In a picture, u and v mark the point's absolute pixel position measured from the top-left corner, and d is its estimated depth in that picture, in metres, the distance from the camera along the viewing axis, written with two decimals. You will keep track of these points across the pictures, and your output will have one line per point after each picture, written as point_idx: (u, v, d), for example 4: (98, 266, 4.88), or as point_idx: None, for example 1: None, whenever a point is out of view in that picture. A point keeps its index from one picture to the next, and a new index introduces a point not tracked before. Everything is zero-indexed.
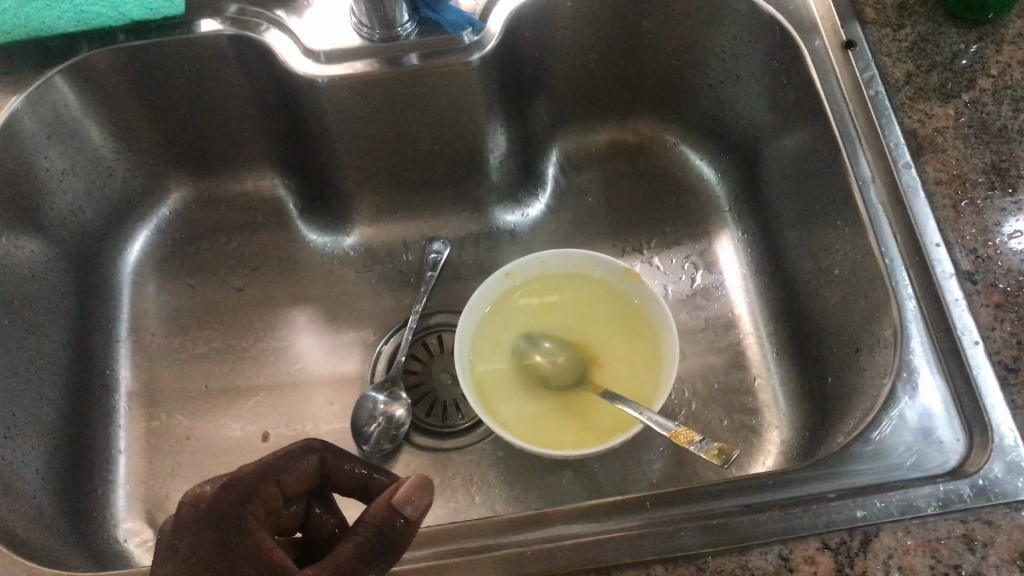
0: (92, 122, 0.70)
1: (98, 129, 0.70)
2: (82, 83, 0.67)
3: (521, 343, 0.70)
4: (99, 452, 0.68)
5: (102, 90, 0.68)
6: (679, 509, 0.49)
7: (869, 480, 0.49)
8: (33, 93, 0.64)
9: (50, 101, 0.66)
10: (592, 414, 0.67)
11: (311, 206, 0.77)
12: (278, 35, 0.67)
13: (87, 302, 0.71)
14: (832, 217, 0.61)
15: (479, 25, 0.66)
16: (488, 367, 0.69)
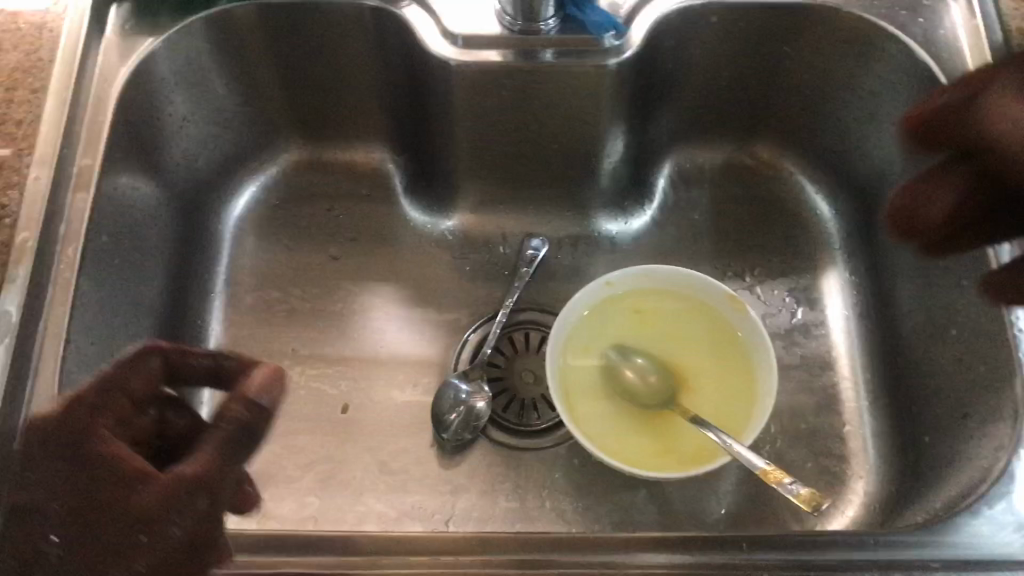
0: (224, 77, 0.69)
1: (228, 85, 0.69)
2: (224, 35, 0.66)
3: (613, 352, 0.68)
4: (183, 400, 0.68)
5: (240, 45, 0.67)
6: (776, 554, 0.48)
7: (970, 555, 0.48)
8: (172, 37, 0.64)
9: (186, 48, 0.65)
10: (677, 437, 0.66)
11: (417, 185, 0.77)
12: (417, 11, 0.64)
13: (186, 250, 0.71)
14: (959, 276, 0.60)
15: (622, 30, 0.64)
16: (579, 374, 0.68)
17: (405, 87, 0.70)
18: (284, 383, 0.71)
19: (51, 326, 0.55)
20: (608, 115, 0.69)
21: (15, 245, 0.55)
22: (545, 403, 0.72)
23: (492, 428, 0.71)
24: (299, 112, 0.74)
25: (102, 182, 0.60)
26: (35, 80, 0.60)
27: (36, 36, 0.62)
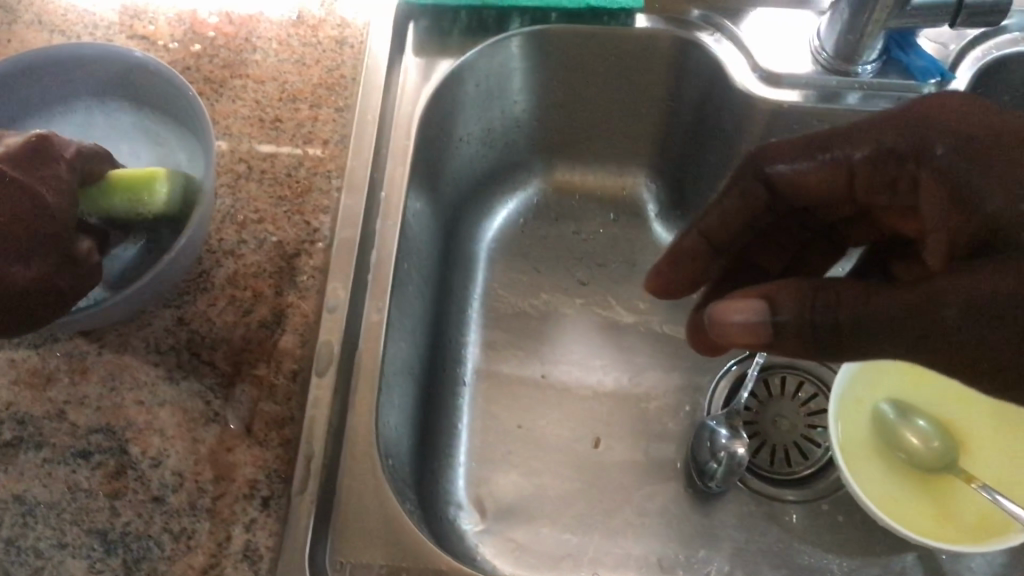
0: (520, 98, 0.68)
1: (520, 105, 0.68)
2: (536, 53, 0.64)
3: (893, 409, 0.65)
4: (441, 425, 0.68)
5: (543, 66, 0.65)
6: None
7: None
8: (484, 51, 0.62)
9: (492, 66, 0.63)
10: (959, 505, 0.62)
11: (672, 213, 0.75)
12: (729, 46, 0.62)
13: (448, 270, 0.70)
14: None
15: (945, 79, 0.59)
16: (854, 432, 0.65)
17: (688, 119, 0.67)
18: (535, 415, 0.70)
19: None
20: None
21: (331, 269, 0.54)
22: (799, 451, 0.69)
23: (748, 476, 0.68)
24: (564, 135, 0.72)
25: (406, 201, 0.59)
26: (340, 98, 0.59)
27: (338, 52, 0.61)
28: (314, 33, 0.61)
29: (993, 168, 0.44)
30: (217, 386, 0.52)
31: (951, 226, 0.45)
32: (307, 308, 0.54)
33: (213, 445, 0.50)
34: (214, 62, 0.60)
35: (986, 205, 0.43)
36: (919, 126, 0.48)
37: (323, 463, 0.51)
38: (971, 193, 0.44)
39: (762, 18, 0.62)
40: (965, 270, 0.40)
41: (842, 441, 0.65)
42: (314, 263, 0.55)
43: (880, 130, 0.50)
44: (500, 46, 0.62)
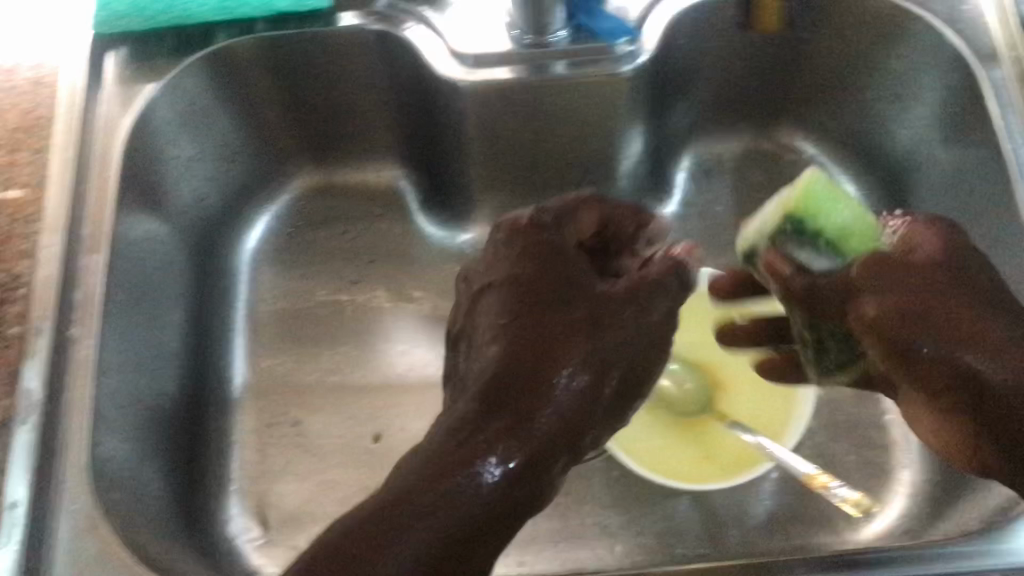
0: (226, 116, 0.66)
1: (228, 120, 0.67)
2: (222, 75, 0.64)
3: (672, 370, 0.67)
4: (211, 447, 0.67)
5: (230, 77, 0.64)
6: None
7: None
8: (172, 79, 0.62)
9: (186, 90, 0.63)
10: (717, 446, 0.65)
11: (433, 200, 0.75)
12: (422, 31, 0.62)
13: (201, 291, 0.69)
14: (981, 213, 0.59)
15: (635, 35, 0.61)
16: None
17: (414, 105, 0.67)
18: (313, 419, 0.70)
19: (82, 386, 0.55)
20: (625, 113, 0.66)
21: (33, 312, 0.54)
22: None
23: None
24: (308, 139, 0.72)
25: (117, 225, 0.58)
26: (39, 139, 0.59)
27: (36, 92, 0.61)
28: (11, 78, 0.62)
29: (899, 290, 0.47)
30: None
31: (437, 451, 0.40)
32: (10, 355, 0.53)
33: None
34: None
35: (580, 425, 0.42)
36: (564, 271, 0.47)
37: (35, 505, 0.50)
38: (866, 295, 0.48)
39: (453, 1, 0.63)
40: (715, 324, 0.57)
41: None
42: (18, 309, 0.54)
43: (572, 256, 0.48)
44: (185, 71, 0.62)
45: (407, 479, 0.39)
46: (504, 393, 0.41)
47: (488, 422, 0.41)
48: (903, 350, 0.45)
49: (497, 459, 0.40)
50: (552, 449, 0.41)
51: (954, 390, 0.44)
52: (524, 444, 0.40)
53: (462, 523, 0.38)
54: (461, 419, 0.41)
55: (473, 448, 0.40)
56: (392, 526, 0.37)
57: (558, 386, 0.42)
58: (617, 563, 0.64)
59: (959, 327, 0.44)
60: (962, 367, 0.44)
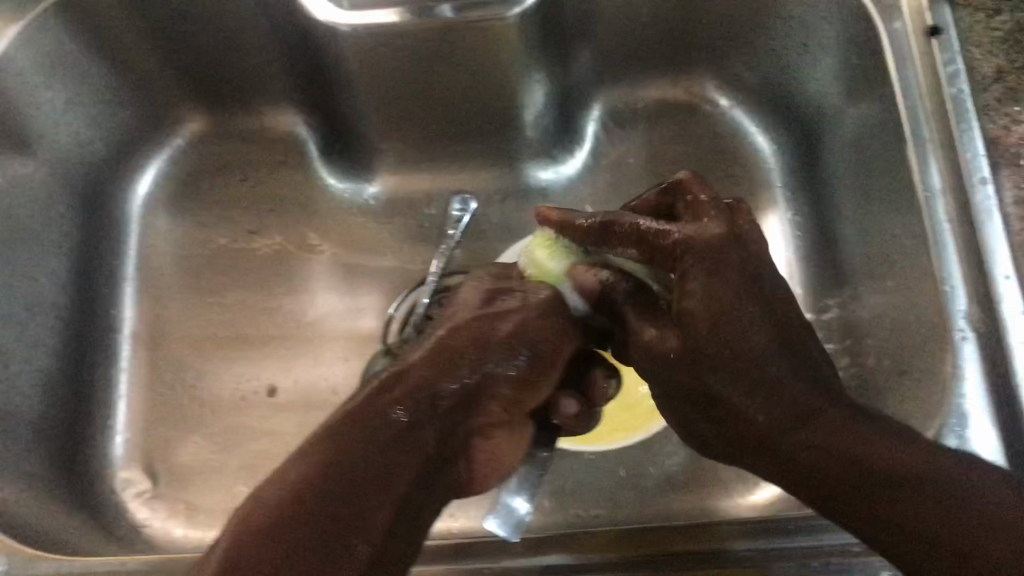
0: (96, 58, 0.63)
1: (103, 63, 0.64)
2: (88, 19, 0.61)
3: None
4: (100, 399, 0.66)
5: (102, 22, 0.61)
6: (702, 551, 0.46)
7: None
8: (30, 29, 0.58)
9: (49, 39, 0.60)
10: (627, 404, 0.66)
11: (332, 149, 0.72)
12: None
13: (88, 241, 0.67)
14: (892, 185, 0.56)
15: None
16: None
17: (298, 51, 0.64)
18: (206, 372, 0.68)
19: None
20: (517, 62, 0.63)
21: None
22: None
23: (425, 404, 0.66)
24: (199, 86, 0.68)
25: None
26: None
27: None
28: None
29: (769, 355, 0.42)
30: None
31: (321, 465, 0.39)
32: None
33: None
34: None
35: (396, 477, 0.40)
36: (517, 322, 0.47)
37: None
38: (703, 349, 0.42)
39: None
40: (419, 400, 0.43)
41: None
42: None
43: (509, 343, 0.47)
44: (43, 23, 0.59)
45: (359, 466, 0.40)
46: (408, 396, 0.43)
47: (406, 462, 0.41)
48: (785, 419, 0.41)
49: (400, 475, 0.40)
50: (386, 485, 0.40)
51: (851, 487, 0.39)
52: (422, 483, 0.42)
53: (393, 500, 0.40)
54: (411, 425, 0.42)
55: (397, 461, 0.41)
56: (299, 528, 0.37)
57: (393, 421, 0.42)
58: (503, 521, 0.63)
59: (851, 456, 0.39)
60: (855, 475, 0.39)
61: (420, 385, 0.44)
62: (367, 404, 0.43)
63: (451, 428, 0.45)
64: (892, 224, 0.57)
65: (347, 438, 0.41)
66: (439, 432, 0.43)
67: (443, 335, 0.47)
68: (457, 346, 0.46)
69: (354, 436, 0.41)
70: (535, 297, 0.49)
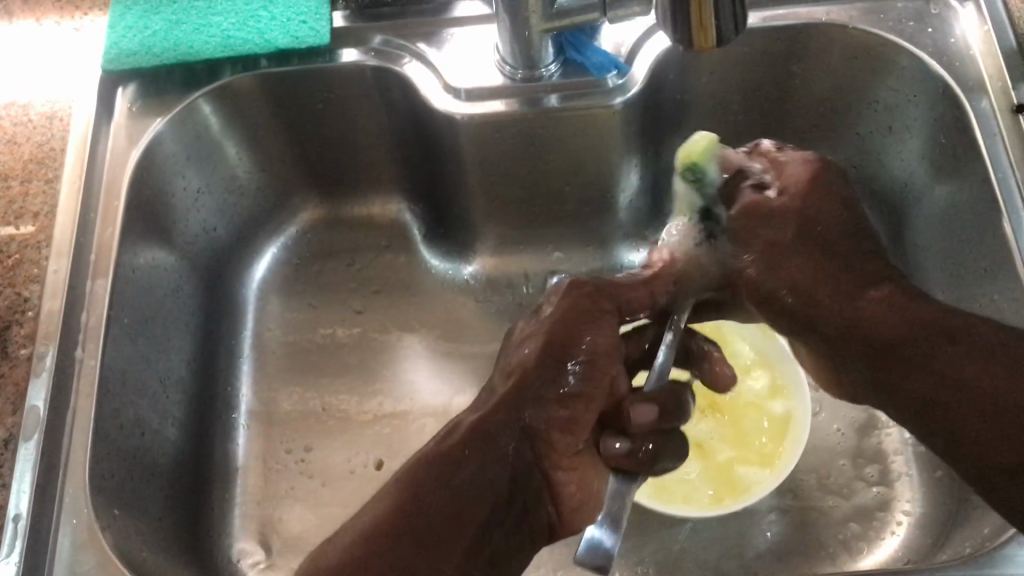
0: (229, 142, 0.69)
1: (235, 148, 0.69)
2: (227, 107, 0.67)
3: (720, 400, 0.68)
4: (217, 469, 0.68)
5: (241, 112, 0.67)
6: None
7: None
8: (177, 116, 0.65)
9: (192, 126, 0.66)
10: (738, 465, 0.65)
11: (436, 234, 0.76)
12: (418, 67, 0.65)
13: (211, 317, 0.71)
14: (983, 253, 0.60)
15: (625, 68, 0.63)
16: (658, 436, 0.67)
17: (413, 138, 0.69)
18: (318, 446, 0.70)
19: (84, 398, 0.56)
20: (618, 146, 0.67)
21: (40, 331, 0.57)
22: None
23: None
24: (313, 173, 0.74)
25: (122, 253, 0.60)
26: (51, 170, 0.62)
27: (49, 126, 0.64)
28: (25, 113, 0.64)
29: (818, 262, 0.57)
30: None
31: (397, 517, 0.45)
32: (18, 375, 0.55)
33: None
34: None
35: (459, 524, 0.45)
36: (554, 336, 0.51)
37: (36, 518, 0.52)
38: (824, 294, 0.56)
39: (448, 37, 0.65)
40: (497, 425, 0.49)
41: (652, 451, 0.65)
42: (25, 332, 0.57)
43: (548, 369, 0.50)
44: (190, 109, 0.65)
45: (427, 520, 0.45)
46: (469, 444, 0.48)
47: (472, 503, 0.46)
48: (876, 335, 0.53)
49: (469, 519, 0.45)
50: (453, 531, 0.45)
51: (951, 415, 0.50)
52: (498, 517, 0.46)
53: (463, 547, 0.44)
54: (475, 473, 0.47)
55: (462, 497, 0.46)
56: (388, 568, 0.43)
57: (462, 466, 0.47)
58: None
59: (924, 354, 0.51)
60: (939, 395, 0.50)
61: (475, 429, 0.49)
62: (429, 467, 0.47)
63: (523, 467, 0.48)
64: (988, 290, 0.59)
65: (421, 495, 0.46)
66: (509, 467, 0.48)
67: (508, 375, 0.52)
68: (508, 384, 0.50)
69: (427, 485, 0.46)
70: (564, 299, 0.53)
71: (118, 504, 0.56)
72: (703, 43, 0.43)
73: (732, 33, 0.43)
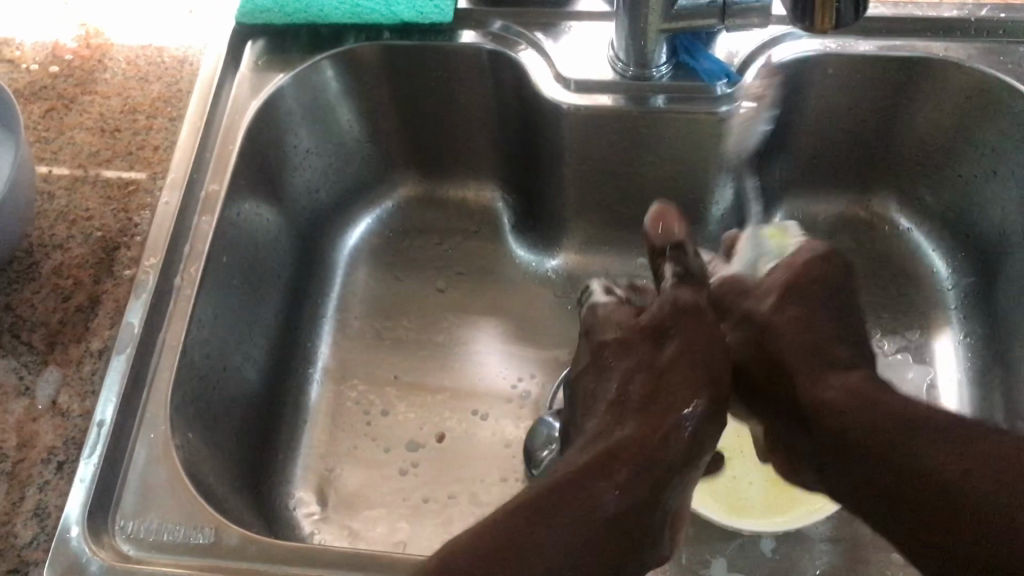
0: (343, 108, 0.71)
1: (347, 115, 0.72)
2: (347, 72, 0.69)
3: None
4: (286, 419, 0.70)
5: (360, 80, 0.70)
6: None
7: None
8: (300, 74, 0.67)
9: (310, 86, 0.69)
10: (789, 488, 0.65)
11: (525, 224, 0.78)
12: (533, 55, 0.66)
13: (301, 272, 0.73)
14: None
15: (736, 78, 0.64)
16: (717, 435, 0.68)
17: (517, 125, 0.71)
18: (384, 411, 0.72)
19: (175, 323, 0.59)
20: (717, 158, 0.68)
21: (145, 256, 0.59)
22: None
23: None
24: (416, 150, 0.77)
25: (230, 195, 0.63)
26: (174, 109, 0.66)
27: (179, 69, 0.68)
28: (159, 54, 0.69)
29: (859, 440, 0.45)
30: (31, 363, 0.57)
31: (522, 511, 0.44)
32: (119, 294, 0.59)
33: (21, 416, 0.55)
34: (69, 81, 0.67)
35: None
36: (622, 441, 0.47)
37: (118, 427, 0.55)
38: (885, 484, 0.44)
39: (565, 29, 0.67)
40: (582, 486, 0.45)
41: None
42: (131, 255, 0.60)
43: (677, 439, 0.48)
44: (312, 69, 0.68)
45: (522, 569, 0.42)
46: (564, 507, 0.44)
47: (601, 505, 0.44)
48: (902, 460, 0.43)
49: (556, 538, 0.43)
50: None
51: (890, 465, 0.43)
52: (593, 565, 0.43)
53: None
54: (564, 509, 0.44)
55: (591, 503, 0.44)
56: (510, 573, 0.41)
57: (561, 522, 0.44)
58: None
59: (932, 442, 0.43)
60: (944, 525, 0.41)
61: (555, 489, 0.45)
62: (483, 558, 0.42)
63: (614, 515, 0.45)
64: None
65: (534, 539, 0.43)
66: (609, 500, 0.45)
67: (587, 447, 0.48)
68: (578, 477, 0.45)
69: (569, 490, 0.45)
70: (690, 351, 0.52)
71: (194, 428, 0.58)
72: (821, 25, 0.44)
73: (850, 16, 0.44)
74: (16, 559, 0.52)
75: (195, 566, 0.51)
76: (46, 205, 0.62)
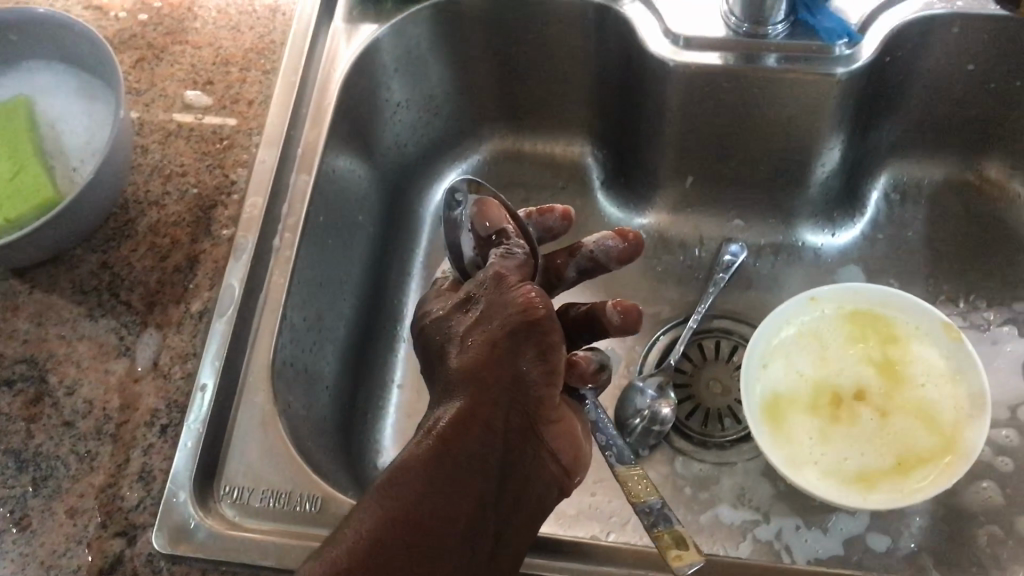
0: (435, 66, 0.69)
1: (438, 69, 0.70)
2: (445, 22, 0.66)
3: (796, 368, 0.66)
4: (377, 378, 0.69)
5: (454, 29, 0.67)
6: None
7: None
8: (397, 24, 0.65)
9: (406, 39, 0.66)
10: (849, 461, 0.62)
11: (615, 181, 0.76)
12: (639, 9, 0.63)
13: (389, 229, 0.72)
14: None
15: (856, 38, 0.60)
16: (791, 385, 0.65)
17: (616, 82, 0.68)
18: None
19: (274, 287, 0.58)
20: (828, 123, 0.65)
21: (246, 213, 0.58)
22: (734, 417, 0.69)
23: (674, 435, 0.68)
24: (506, 102, 0.74)
25: (327, 154, 0.62)
26: (268, 62, 0.65)
27: (271, 19, 0.66)
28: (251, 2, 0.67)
29: None
30: (131, 323, 0.56)
31: (387, 517, 0.42)
32: (218, 254, 0.58)
33: (121, 378, 0.55)
34: (158, 30, 0.66)
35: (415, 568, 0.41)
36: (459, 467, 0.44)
37: (220, 391, 0.54)
38: None
39: None
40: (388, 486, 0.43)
41: (776, 392, 0.65)
42: (228, 215, 0.59)
43: (489, 452, 0.44)
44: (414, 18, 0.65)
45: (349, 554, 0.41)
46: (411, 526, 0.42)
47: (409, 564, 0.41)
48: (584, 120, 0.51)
49: None
50: None
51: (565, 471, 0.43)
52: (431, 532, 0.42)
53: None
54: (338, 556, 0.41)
55: (450, 521, 0.43)
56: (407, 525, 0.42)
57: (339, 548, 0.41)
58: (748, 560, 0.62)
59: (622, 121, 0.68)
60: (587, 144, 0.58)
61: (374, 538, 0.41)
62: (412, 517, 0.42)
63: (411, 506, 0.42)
64: None
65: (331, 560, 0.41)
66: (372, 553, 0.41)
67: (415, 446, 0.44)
68: (477, 421, 0.45)
69: (425, 485, 0.43)
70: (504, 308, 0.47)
71: (292, 392, 0.57)
72: None
73: None
74: (123, 521, 0.51)
75: (302, 532, 0.50)
76: (141, 160, 0.61)
